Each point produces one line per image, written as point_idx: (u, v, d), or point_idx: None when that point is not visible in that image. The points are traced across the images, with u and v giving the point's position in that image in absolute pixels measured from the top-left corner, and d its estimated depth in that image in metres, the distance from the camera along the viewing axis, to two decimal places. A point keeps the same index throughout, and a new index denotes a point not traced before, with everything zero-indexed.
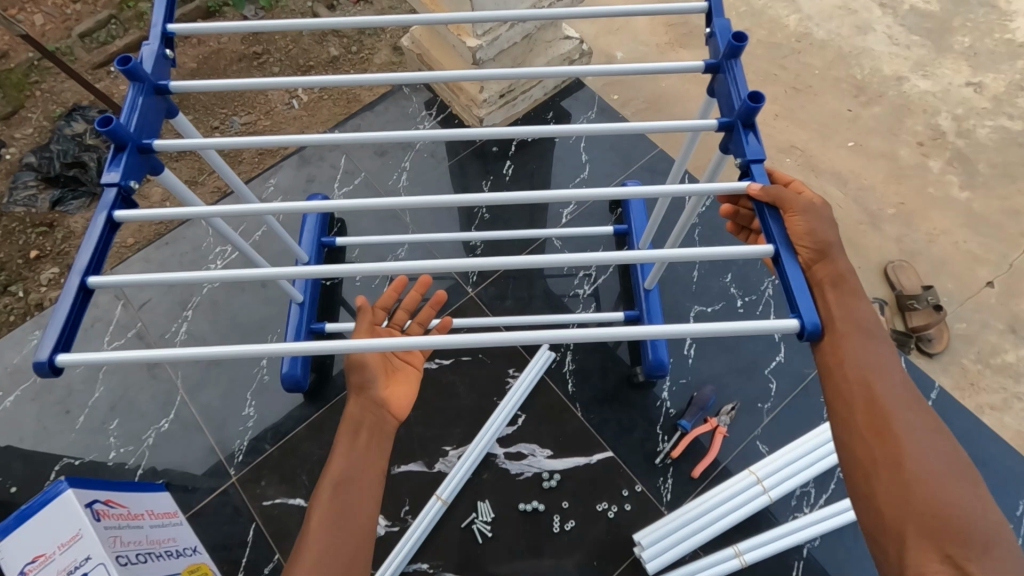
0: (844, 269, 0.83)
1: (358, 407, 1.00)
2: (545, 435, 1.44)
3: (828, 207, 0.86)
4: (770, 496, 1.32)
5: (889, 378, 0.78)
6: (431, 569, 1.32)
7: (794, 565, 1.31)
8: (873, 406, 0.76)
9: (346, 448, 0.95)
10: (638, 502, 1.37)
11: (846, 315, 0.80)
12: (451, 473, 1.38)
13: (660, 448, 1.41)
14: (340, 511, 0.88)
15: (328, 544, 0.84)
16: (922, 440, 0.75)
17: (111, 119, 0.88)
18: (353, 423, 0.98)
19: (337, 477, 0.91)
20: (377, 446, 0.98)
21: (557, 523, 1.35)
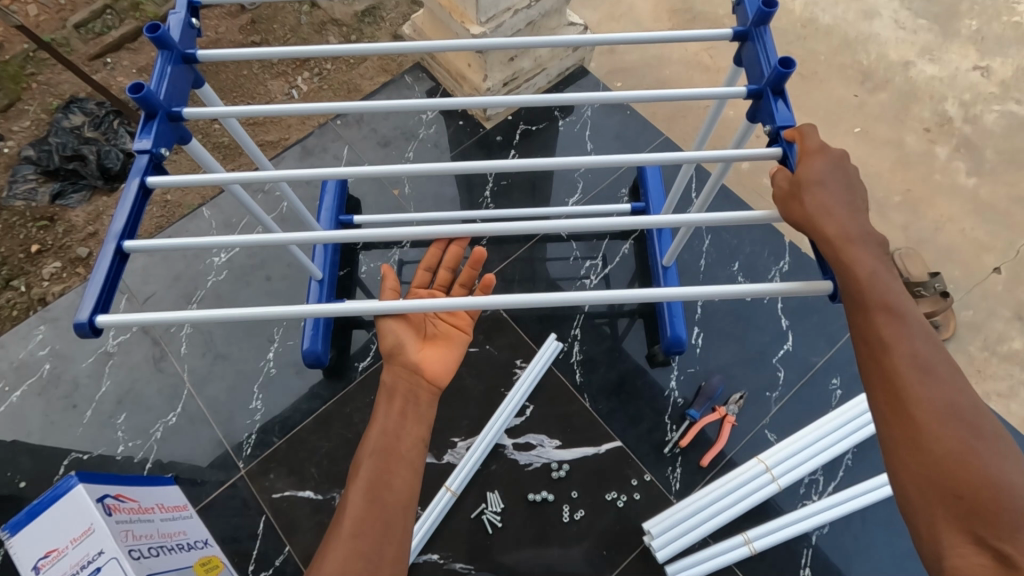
0: (847, 233, 0.79)
1: (391, 375, 1.03)
2: (553, 425, 1.44)
3: (830, 181, 0.82)
4: (778, 484, 1.32)
5: (907, 351, 0.73)
6: (441, 560, 1.32)
7: (803, 553, 1.31)
8: (892, 385, 0.72)
9: (382, 419, 0.97)
10: (646, 492, 1.37)
11: (866, 293, 0.76)
12: (460, 464, 1.38)
13: (668, 438, 1.41)
14: (378, 482, 0.89)
15: (364, 514, 0.85)
16: (947, 414, 0.70)
17: (142, 85, 0.83)
18: (387, 391, 1.01)
19: (374, 448, 0.93)
20: (413, 412, 1.00)
21: (566, 512, 1.35)
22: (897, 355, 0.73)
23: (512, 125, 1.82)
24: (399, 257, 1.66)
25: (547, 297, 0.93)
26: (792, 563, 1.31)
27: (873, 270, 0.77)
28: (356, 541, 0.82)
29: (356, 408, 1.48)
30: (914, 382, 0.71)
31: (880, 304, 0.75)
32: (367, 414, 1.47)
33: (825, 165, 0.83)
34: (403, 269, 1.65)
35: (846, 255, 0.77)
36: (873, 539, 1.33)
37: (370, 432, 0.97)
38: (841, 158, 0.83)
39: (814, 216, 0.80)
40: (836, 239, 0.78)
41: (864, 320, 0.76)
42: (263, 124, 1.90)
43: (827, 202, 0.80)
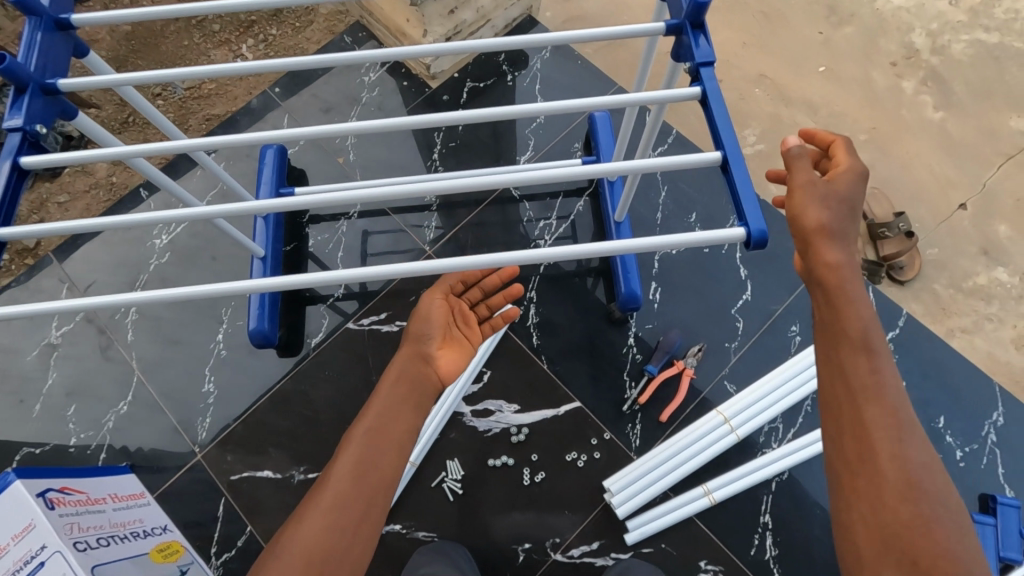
0: (845, 270, 0.77)
1: (404, 360, 0.99)
2: (511, 390, 1.42)
3: (845, 179, 0.80)
4: (737, 435, 1.32)
5: (880, 393, 0.72)
6: (404, 529, 1.32)
7: (763, 500, 1.32)
8: (861, 427, 0.71)
9: (382, 401, 0.92)
10: (607, 450, 1.36)
11: (847, 325, 0.75)
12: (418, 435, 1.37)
13: (627, 395, 1.40)
14: (367, 463, 0.84)
15: (345, 496, 0.80)
16: (913, 473, 0.67)
17: (4, 56, 0.76)
18: (395, 375, 0.96)
19: (369, 428, 0.88)
20: (415, 400, 0.95)
21: (527, 476, 1.35)
22: (872, 399, 0.72)
23: (459, 82, 1.74)
24: (348, 230, 1.59)
25: (485, 258, 0.86)
26: (754, 510, 1.31)
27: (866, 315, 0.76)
28: (326, 524, 0.77)
29: (311, 386, 1.44)
30: (888, 434, 0.69)
31: (860, 351, 0.75)
32: (323, 391, 1.44)
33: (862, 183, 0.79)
34: (353, 240, 1.59)
35: (842, 285, 0.76)
36: None
37: (368, 410, 0.91)
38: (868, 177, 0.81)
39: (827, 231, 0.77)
40: (835, 267, 0.77)
41: (842, 354, 0.76)
42: (207, 97, 1.81)
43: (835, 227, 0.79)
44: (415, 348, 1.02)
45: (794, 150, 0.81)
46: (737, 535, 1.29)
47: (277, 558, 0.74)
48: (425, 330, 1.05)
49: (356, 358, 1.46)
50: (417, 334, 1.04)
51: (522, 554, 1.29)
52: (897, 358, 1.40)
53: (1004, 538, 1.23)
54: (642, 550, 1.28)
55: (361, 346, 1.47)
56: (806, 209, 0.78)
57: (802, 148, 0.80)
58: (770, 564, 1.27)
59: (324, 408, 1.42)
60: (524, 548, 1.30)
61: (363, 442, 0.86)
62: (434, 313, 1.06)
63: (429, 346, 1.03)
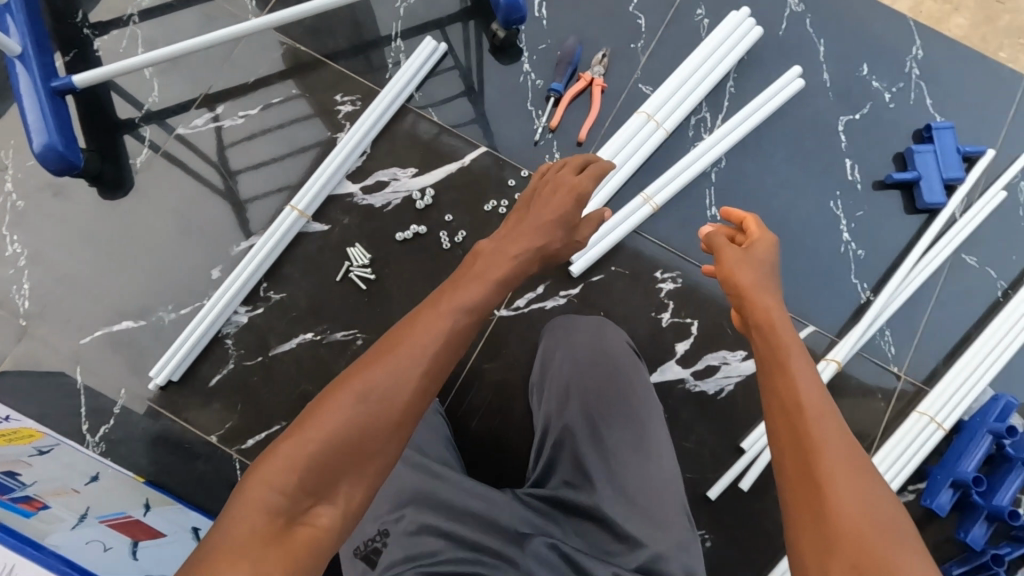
0: (776, 314, 0.69)
1: (443, 305, 0.68)
2: (402, 152, 1.18)
3: (773, 249, 0.77)
4: (665, 129, 1.16)
5: (807, 391, 0.60)
6: (318, 336, 1.10)
7: (706, 195, 1.18)
8: (794, 414, 0.59)
9: (389, 405, 0.61)
10: (528, 188, 1.17)
11: (790, 346, 0.64)
12: (312, 179, 1.12)
13: (538, 125, 1.19)
14: (379, 403, 0.61)
15: (349, 427, 0.59)
16: (851, 468, 0.55)
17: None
18: (444, 321, 0.67)
19: (473, 299, 0.70)
20: (442, 347, 0.65)
21: (447, 238, 1.14)
22: (804, 398, 0.59)
23: None
24: (146, 24, 1.22)
25: None
26: (698, 207, 1.18)
27: (804, 373, 0.62)
28: (373, 426, 0.60)
29: (154, 211, 1.14)
30: (814, 408, 0.59)
31: (796, 398, 0.60)
32: (170, 213, 1.14)
33: (768, 236, 0.77)
34: (157, 33, 1.22)
35: (776, 324, 0.68)
36: (773, 156, 1.21)
37: (392, 347, 0.64)
38: (777, 241, 0.77)
39: (734, 267, 0.74)
40: (755, 304, 0.70)
41: (762, 324, 0.68)
42: None
43: (738, 288, 0.73)
44: (545, 244, 0.85)
45: (710, 238, 0.80)
46: (687, 236, 1.17)
47: (270, 463, 0.57)
48: (552, 228, 0.86)
49: (203, 168, 1.16)
50: (526, 236, 0.84)
51: None
52: (810, 17, 1.26)
53: (946, 161, 1.17)
54: (592, 279, 1.14)
55: (204, 152, 1.17)
56: (733, 269, 0.74)
57: (713, 233, 0.81)
58: None
59: (175, 235, 1.12)
60: None
61: (381, 413, 0.61)
62: (551, 204, 0.89)
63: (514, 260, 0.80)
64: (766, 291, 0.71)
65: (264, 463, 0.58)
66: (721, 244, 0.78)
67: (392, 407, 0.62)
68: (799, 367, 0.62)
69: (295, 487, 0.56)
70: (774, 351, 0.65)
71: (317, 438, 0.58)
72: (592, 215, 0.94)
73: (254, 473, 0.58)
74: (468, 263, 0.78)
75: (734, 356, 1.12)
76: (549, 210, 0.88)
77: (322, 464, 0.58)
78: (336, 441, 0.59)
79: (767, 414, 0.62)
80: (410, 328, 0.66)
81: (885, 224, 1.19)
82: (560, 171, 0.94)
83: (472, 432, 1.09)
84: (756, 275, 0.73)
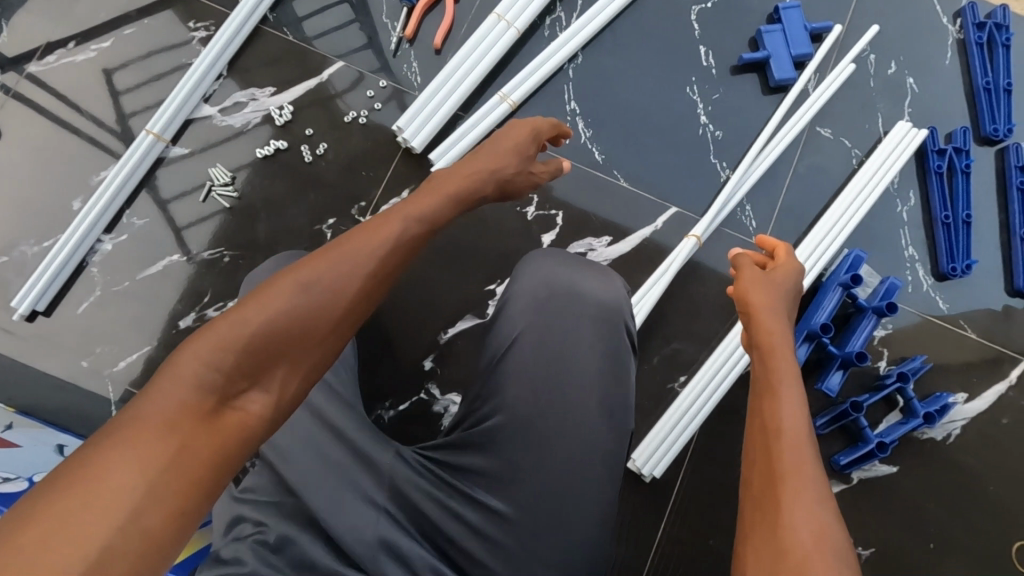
0: (773, 326, 0.66)
1: (405, 211, 0.66)
2: (259, 73, 1.18)
3: (796, 280, 0.74)
4: (516, 29, 1.17)
5: (795, 419, 0.56)
6: (184, 258, 1.11)
7: (564, 91, 1.21)
8: (770, 430, 0.56)
9: (332, 306, 0.57)
10: (387, 97, 1.19)
11: (787, 370, 0.61)
12: (166, 103, 1.13)
13: (393, 36, 1.20)
14: (316, 310, 0.56)
15: (282, 320, 0.54)
16: (813, 492, 0.51)
17: None
18: (398, 230, 0.63)
19: (432, 212, 0.68)
20: (378, 262, 0.61)
21: (308, 151, 1.16)
22: (784, 421, 0.56)
23: None
24: None
25: None
26: (557, 103, 1.20)
27: (795, 405, 0.58)
28: (313, 326, 0.55)
29: (11, 148, 1.14)
30: (794, 425, 0.56)
31: (777, 420, 0.57)
32: (29, 150, 1.14)
33: (793, 272, 0.74)
34: None
35: (778, 348, 0.64)
36: (630, 49, 1.23)
37: (352, 238, 0.61)
38: (803, 272, 0.75)
39: (748, 296, 0.70)
40: (763, 322, 0.67)
41: (761, 343, 0.65)
42: None
43: (749, 310, 0.69)
44: (498, 167, 0.81)
45: (736, 258, 0.76)
46: None
47: (199, 341, 0.51)
48: (511, 158, 0.83)
49: (59, 104, 1.16)
50: (489, 154, 0.81)
51: (329, 231, 1.14)
52: None
53: (795, 37, 1.19)
54: None
55: (58, 88, 1.17)
56: (749, 288, 0.71)
57: (744, 257, 0.75)
58: (587, 145, 1.19)
59: (34, 171, 1.13)
60: (329, 225, 1.14)
61: (313, 311, 0.56)
62: (508, 135, 0.84)
63: (474, 183, 0.77)
64: (778, 316, 0.67)
65: (190, 345, 0.51)
66: (744, 262, 0.74)
67: (331, 308, 0.57)
68: (784, 388, 0.59)
69: (228, 371, 0.51)
70: (767, 368, 0.62)
71: (252, 321, 0.53)
72: (551, 163, 0.93)
73: (180, 351, 0.51)
74: (428, 180, 0.75)
75: (599, 242, 1.16)
76: (510, 152, 0.83)
77: (255, 354, 0.52)
78: (273, 332, 0.53)
79: (748, 432, 0.59)
80: (360, 233, 0.62)
81: (742, 105, 1.21)
82: (540, 125, 0.89)
83: None
84: (776, 314, 0.68)
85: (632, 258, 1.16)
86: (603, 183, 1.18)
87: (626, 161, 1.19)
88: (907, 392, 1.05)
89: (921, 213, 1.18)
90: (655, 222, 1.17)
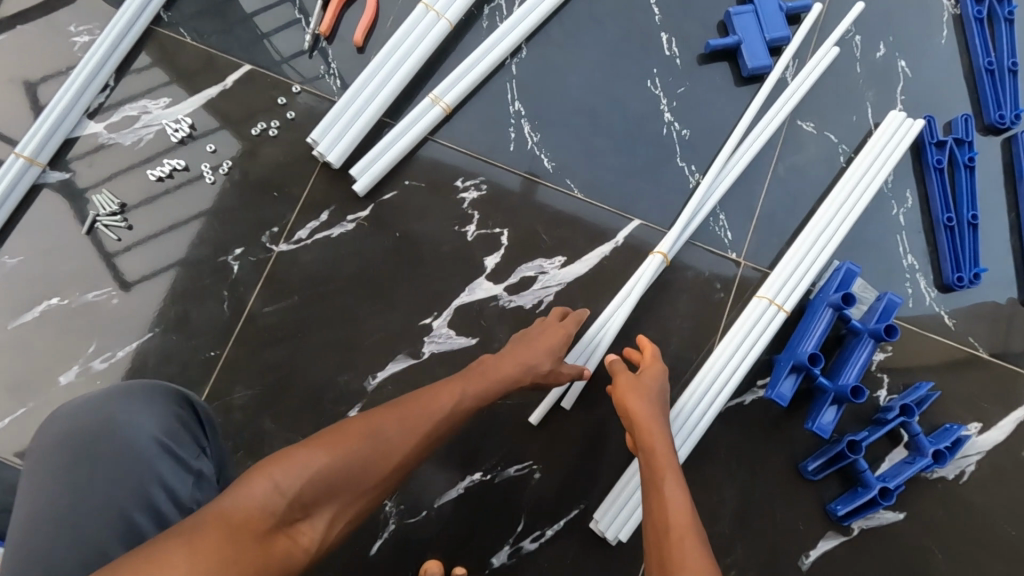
0: (660, 444, 0.74)
1: (476, 390, 0.75)
2: (151, 81, 1.02)
3: (664, 391, 0.82)
4: (448, 20, 1.01)
5: (680, 513, 0.66)
6: (65, 302, 0.96)
7: (507, 90, 1.05)
8: (673, 534, 0.63)
9: (399, 464, 0.63)
10: (302, 104, 1.03)
11: (667, 466, 0.71)
12: (39, 121, 0.97)
13: (308, 33, 1.04)
14: (374, 460, 0.61)
15: (355, 465, 0.60)
16: None
17: None
18: (466, 403, 0.73)
19: (489, 390, 0.77)
20: (446, 422, 0.70)
21: (210, 171, 1.00)
22: (675, 518, 0.65)
23: None
24: None
25: None
26: (499, 104, 1.04)
27: (674, 497, 0.68)
28: (368, 472, 0.61)
29: None
30: (685, 525, 0.64)
31: (668, 517, 0.65)
32: None
33: (662, 374, 0.83)
34: None
35: (657, 446, 0.74)
36: (581, 40, 1.07)
37: (439, 398, 0.71)
38: (668, 383, 0.83)
39: (636, 395, 0.79)
40: (649, 437, 0.75)
41: (649, 451, 0.74)
42: None
43: (630, 414, 0.78)
44: (532, 363, 0.82)
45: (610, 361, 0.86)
46: (489, 138, 1.03)
47: (286, 465, 0.56)
48: (549, 356, 0.84)
49: None
50: (542, 344, 0.84)
51: (236, 264, 0.97)
52: None
53: (769, 18, 1.04)
54: (382, 198, 1.00)
55: None
56: (625, 394, 0.80)
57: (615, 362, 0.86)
58: (535, 151, 1.03)
59: None
60: (235, 256, 0.98)
61: (380, 466, 0.61)
62: (553, 335, 0.86)
63: (521, 379, 0.81)
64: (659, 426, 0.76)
65: (266, 466, 0.56)
66: (616, 366, 0.85)
67: (390, 462, 0.63)
68: (668, 481, 0.70)
69: (295, 497, 0.54)
70: (653, 466, 0.72)
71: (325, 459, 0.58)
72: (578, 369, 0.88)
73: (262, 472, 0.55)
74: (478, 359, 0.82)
75: (551, 264, 1.00)
76: (555, 341, 0.86)
77: (320, 486, 0.57)
78: (343, 471, 0.59)
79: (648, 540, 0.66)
80: (438, 395, 0.71)
81: (712, 99, 1.06)
82: (558, 322, 0.90)
83: (255, 384, 0.95)
84: (659, 423, 0.77)
85: (592, 280, 1.00)
86: (555, 195, 1.02)
87: (581, 168, 1.03)
88: (913, 428, 0.90)
89: (920, 215, 1.03)
90: (617, 237, 1.01)
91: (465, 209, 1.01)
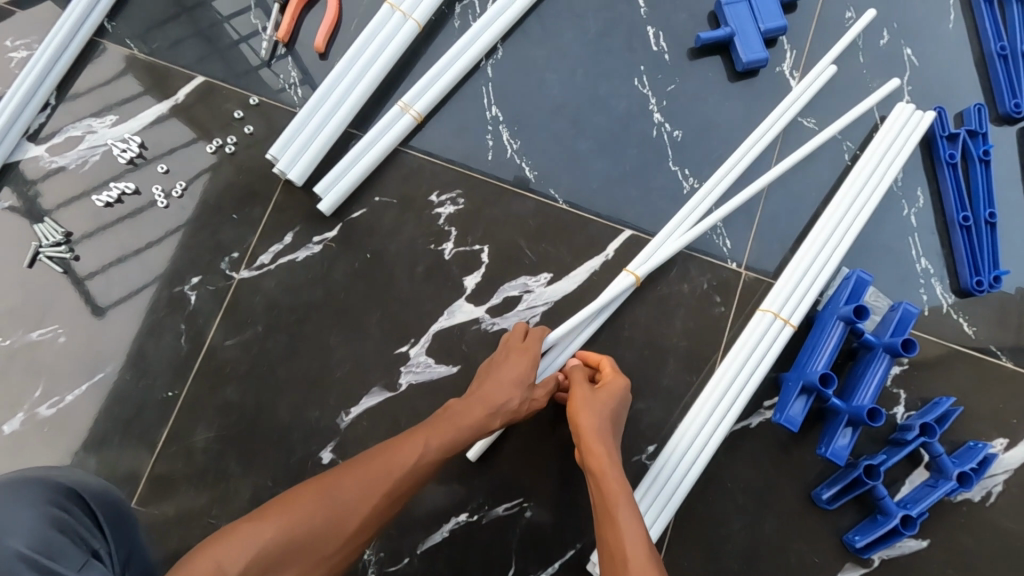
0: (612, 464, 0.70)
1: (449, 437, 0.72)
2: (96, 98, 0.95)
3: (625, 398, 0.78)
4: (415, 20, 0.93)
5: (632, 543, 0.62)
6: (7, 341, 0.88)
7: (483, 94, 0.97)
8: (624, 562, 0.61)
9: (357, 528, 0.63)
10: (261, 118, 0.95)
11: (620, 491, 0.68)
12: None
13: (265, 40, 0.96)
14: (329, 528, 0.61)
15: (303, 537, 0.59)
16: None
17: None
18: (430, 453, 0.69)
19: (463, 438, 0.73)
20: (411, 473, 0.67)
21: (162, 194, 0.92)
22: (629, 549, 0.61)
23: None
24: None
25: None
26: (474, 110, 0.96)
27: (630, 527, 0.64)
28: (324, 540, 0.61)
29: None
30: (637, 555, 0.61)
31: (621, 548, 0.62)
32: None
33: (619, 384, 0.78)
34: None
35: (607, 468, 0.70)
36: (561, 38, 0.99)
37: (398, 450, 0.68)
38: (627, 388, 0.78)
39: (581, 410, 0.74)
40: (600, 456, 0.71)
41: (597, 471, 0.70)
42: None
43: (579, 433, 0.73)
44: (497, 403, 0.76)
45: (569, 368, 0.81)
46: (465, 147, 0.95)
47: (224, 547, 0.56)
48: (516, 389, 0.76)
49: None
50: (504, 377, 0.77)
51: (192, 294, 0.90)
52: None
53: (763, 7, 0.96)
54: (350, 216, 0.93)
55: None
56: (576, 408, 0.75)
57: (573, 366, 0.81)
58: (515, 160, 0.96)
59: None
60: (192, 285, 0.90)
61: (333, 533, 0.61)
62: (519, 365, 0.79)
63: (490, 419, 0.75)
64: (608, 441, 0.72)
65: (212, 543, 0.57)
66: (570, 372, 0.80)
67: (344, 528, 0.62)
68: (620, 510, 0.65)
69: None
70: (601, 486, 0.69)
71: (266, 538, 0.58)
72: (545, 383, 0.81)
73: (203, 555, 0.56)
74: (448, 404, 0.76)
75: (536, 282, 0.92)
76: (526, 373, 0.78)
77: (267, 560, 0.57)
78: (288, 548, 0.58)
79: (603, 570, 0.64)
80: (398, 447, 0.68)
81: (704, 96, 0.98)
82: (519, 342, 0.82)
83: (217, 425, 0.87)
84: (605, 438, 0.72)
85: (580, 299, 0.92)
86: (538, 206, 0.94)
87: (565, 176, 0.95)
88: (935, 449, 0.83)
89: (933, 215, 0.95)
90: (606, 251, 0.93)
91: (440, 225, 0.93)
